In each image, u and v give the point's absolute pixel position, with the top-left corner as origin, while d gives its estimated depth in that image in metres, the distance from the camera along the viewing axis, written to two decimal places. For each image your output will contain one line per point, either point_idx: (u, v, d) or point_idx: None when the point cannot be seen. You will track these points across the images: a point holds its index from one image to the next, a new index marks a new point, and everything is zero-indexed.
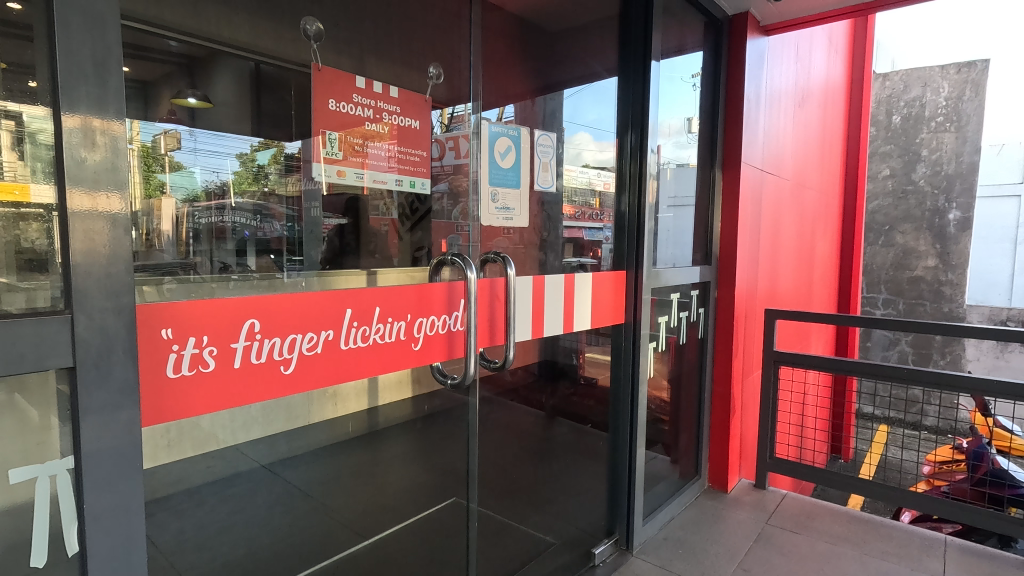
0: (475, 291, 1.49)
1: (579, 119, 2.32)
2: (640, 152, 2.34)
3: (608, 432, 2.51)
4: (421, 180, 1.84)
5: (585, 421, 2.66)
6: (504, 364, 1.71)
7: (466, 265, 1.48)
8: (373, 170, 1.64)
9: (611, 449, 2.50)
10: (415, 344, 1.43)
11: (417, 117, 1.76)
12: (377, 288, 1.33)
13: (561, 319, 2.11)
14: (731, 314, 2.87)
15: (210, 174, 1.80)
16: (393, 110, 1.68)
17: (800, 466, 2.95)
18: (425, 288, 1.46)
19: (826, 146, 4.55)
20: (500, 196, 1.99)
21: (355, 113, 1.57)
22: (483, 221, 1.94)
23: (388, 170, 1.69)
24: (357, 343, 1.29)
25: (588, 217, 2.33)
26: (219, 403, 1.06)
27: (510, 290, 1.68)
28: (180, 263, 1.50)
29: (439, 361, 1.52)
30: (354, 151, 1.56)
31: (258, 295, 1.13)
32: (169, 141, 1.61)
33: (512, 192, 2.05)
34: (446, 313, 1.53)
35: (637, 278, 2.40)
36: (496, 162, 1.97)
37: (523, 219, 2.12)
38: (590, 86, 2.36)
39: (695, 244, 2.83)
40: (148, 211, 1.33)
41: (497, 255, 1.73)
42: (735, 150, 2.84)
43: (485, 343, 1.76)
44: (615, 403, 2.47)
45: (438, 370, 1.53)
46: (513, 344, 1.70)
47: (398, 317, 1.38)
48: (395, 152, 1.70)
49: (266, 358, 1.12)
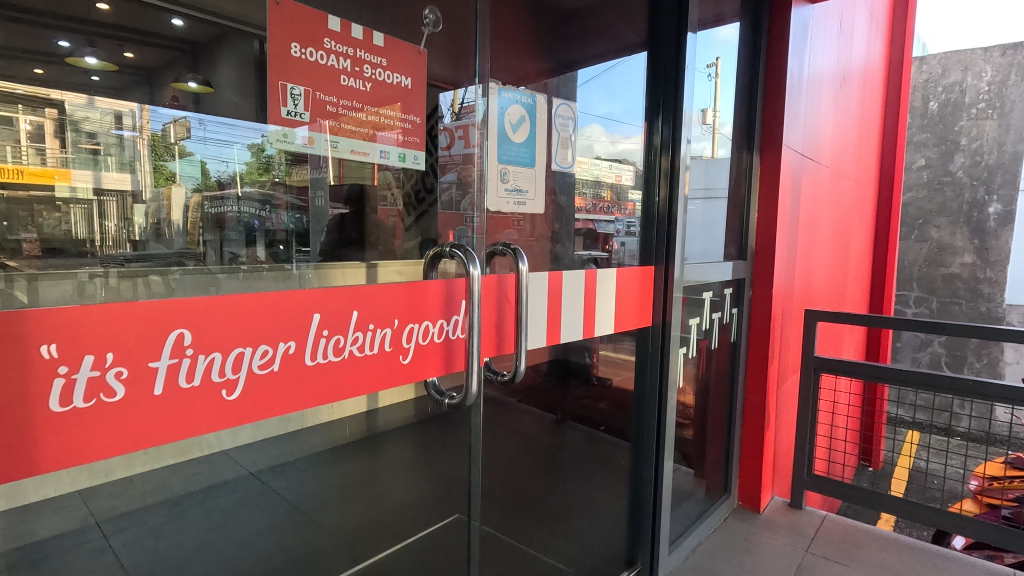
0: (476, 290, 1.21)
1: (592, 110, 1.97)
2: (674, 140, 2.10)
3: (629, 442, 2.28)
4: (413, 153, 1.49)
5: (593, 425, 2.28)
6: (514, 376, 1.44)
7: (454, 249, 1.22)
8: (349, 136, 1.33)
9: (634, 459, 2.29)
10: (403, 356, 1.16)
11: (408, 73, 1.44)
12: (360, 285, 1.06)
13: (581, 322, 1.83)
14: (769, 315, 2.57)
15: (220, 163, 1.26)
16: (379, 62, 1.36)
17: (840, 484, 2.66)
18: (422, 283, 1.20)
19: (865, 131, 4.22)
20: (507, 173, 1.69)
21: (329, 64, 1.26)
22: (489, 199, 1.66)
23: (369, 134, 1.38)
24: (328, 357, 1.01)
25: (600, 208, 1.99)
26: (131, 442, 0.79)
27: (521, 288, 1.41)
28: (117, 234, 1.12)
29: (435, 375, 1.25)
30: (328, 113, 1.27)
31: (192, 296, 0.86)
32: (179, 128, 1.19)
33: (526, 172, 1.75)
34: (444, 318, 1.25)
35: (668, 275, 2.13)
36: (507, 136, 1.68)
37: (537, 204, 1.80)
38: (600, 75, 1.99)
39: (729, 237, 2.53)
40: (155, 205, 1.17)
41: (508, 246, 1.45)
42: (777, 133, 2.53)
43: (492, 353, 1.49)
44: (642, 409, 2.25)
45: (435, 386, 1.26)
46: (525, 353, 1.43)
47: (383, 324, 1.11)
48: (380, 118, 1.38)
49: (202, 380, 0.85)
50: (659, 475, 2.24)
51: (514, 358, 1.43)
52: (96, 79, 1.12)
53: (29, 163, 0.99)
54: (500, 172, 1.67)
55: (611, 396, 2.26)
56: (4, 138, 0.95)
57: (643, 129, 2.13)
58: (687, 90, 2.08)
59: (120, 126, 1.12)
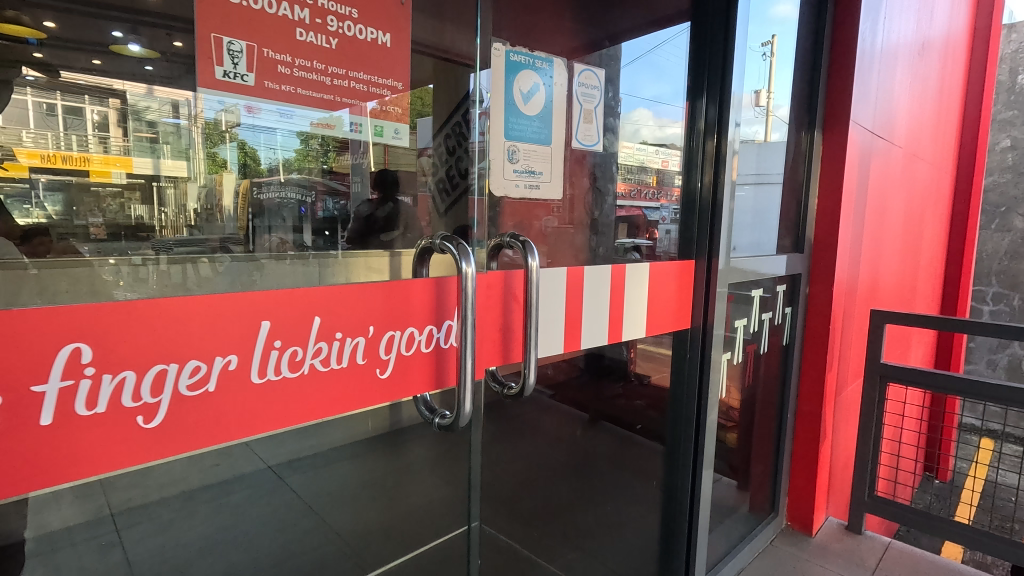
0: (469, 290, 1.06)
1: (638, 92, 1.76)
2: (721, 123, 1.81)
3: (662, 444, 2.04)
4: (391, 125, 1.23)
5: (630, 427, 2.03)
6: (522, 388, 1.26)
7: (447, 245, 1.08)
8: (307, 105, 1.07)
9: (665, 463, 2.05)
10: (378, 370, 1.07)
11: (387, 28, 1.16)
12: (320, 289, 0.99)
13: (607, 325, 1.61)
14: (828, 316, 2.27)
15: (269, 150, 1.06)
16: (349, 14, 1.09)
17: (908, 510, 2.34)
18: (405, 284, 1.11)
19: (945, 108, 3.75)
20: (518, 151, 1.47)
21: (281, 16, 1.00)
22: (502, 175, 1.44)
23: (337, 103, 1.11)
24: (281, 373, 0.95)
25: (643, 195, 1.81)
26: (24, 477, 0.74)
27: (529, 285, 1.24)
28: (174, 221, 0.97)
29: (422, 392, 1.15)
30: (277, 77, 1.02)
31: (99, 309, 0.79)
32: (230, 116, 0.99)
33: (541, 150, 1.52)
34: (431, 325, 1.16)
35: (711, 269, 1.86)
36: (516, 108, 1.45)
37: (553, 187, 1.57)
38: (649, 52, 1.77)
39: (783, 227, 2.24)
40: (208, 190, 1.00)
41: (515, 237, 1.28)
42: (843, 110, 2.21)
43: (497, 362, 1.32)
44: (678, 413, 2.00)
45: (423, 403, 1.14)
46: (534, 362, 1.26)
47: (351, 333, 1.03)
48: (348, 83, 1.12)
49: (110, 406, 0.79)
50: (696, 485, 1.99)
51: (521, 374, 1.25)
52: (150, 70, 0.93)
53: (92, 152, 0.89)
54: (507, 151, 1.44)
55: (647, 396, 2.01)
56: (68, 125, 0.87)
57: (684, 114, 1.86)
58: (736, 70, 1.79)
59: (176, 114, 0.95)
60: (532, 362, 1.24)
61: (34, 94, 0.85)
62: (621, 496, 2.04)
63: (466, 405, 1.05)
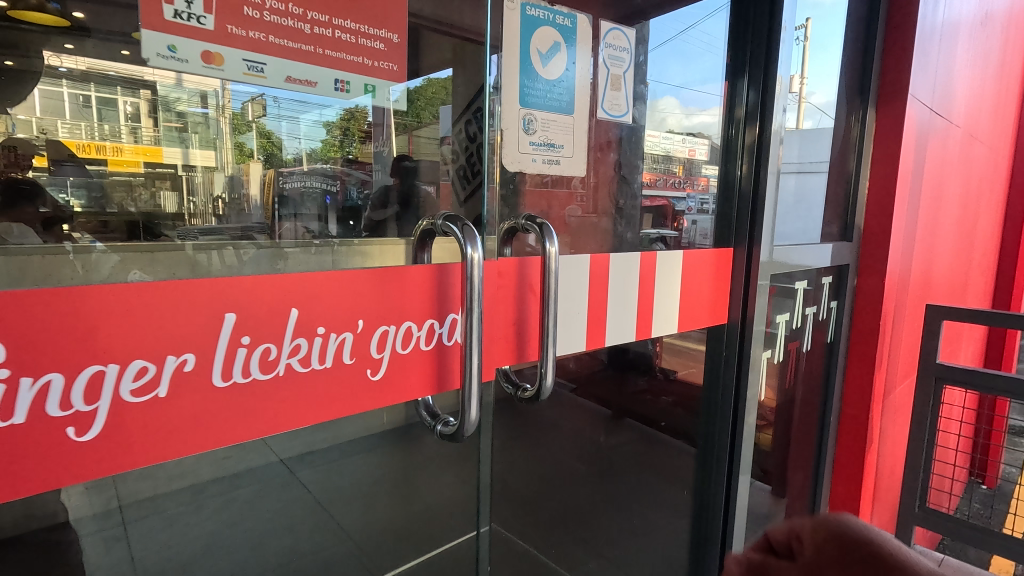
0: (475, 280, 0.92)
1: (665, 78, 1.60)
2: (764, 106, 1.62)
3: (695, 447, 1.83)
4: (387, 84, 1.02)
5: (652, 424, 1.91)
6: (536, 391, 1.12)
7: (452, 228, 0.94)
8: (281, 56, 0.88)
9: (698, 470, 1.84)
10: (369, 371, 0.95)
11: None
12: (300, 275, 0.87)
13: (634, 320, 1.45)
14: (879, 312, 2.07)
15: (290, 141, 1.01)
16: None
17: (963, 524, 2.14)
18: (402, 271, 0.98)
19: (1004, 87, 3.46)
20: (536, 120, 1.28)
21: None
22: (518, 149, 1.26)
23: (318, 55, 0.91)
24: (252, 374, 0.84)
25: (671, 185, 1.67)
26: None
27: (547, 274, 1.09)
28: (201, 209, 0.94)
29: (421, 396, 1.03)
30: (239, 18, 0.83)
31: (27, 300, 0.67)
32: (254, 108, 0.93)
33: (561, 121, 1.33)
34: (434, 319, 1.03)
35: (752, 258, 1.68)
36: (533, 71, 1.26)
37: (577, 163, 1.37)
38: (676, 35, 1.59)
39: (830, 213, 2.04)
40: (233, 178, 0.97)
41: (532, 220, 1.13)
42: (901, 83, 1.98)
43: (510, 361, 1.18)
44: (715, 416, 1.79)
45: (425, 407, 1.02)
46: (552, 361, 1.12)
47: (338, 329, 0.91)
48: (332, 32, 0.92)
49: (30, 414, 0.68)
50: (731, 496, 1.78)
51: (537, 378, 1.11)
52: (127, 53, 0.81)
53: (124, 141, 0.89)
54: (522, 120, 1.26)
55: (675, 391, 1.84)
56: (103, 116, 0.86)
57: (721, 99, 1.69)
58: (783, 54, 1.60)
59: (204, 105, 0.90)
60: (549, 364, 1.10)
61: (70, 85, 0.84)
62: (642, 494, 1.92)
63: (471, 414, 0.93)
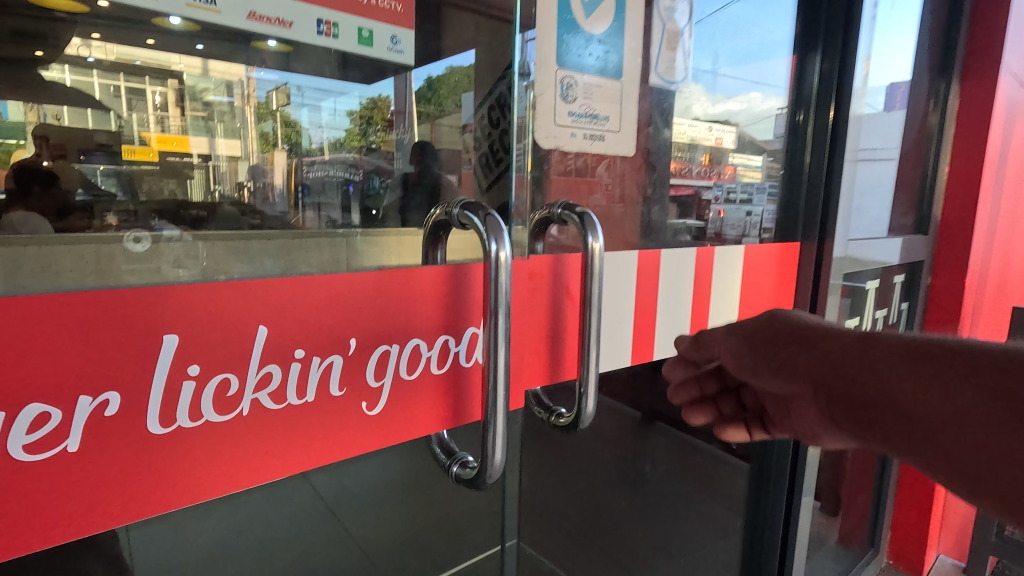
0: (493, 286, 0.74)
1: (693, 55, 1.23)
2: (839, 90, 1.41)
3: (751, 464, 1.68)
4: (386, 29, 0.80)
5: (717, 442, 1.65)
6: (575, 417, 0.94)
7: (471, 218, 0.74)
8: None
9: (752, 489, 1.70)
10: (364, 404, 0.80)
11: None
12: (272, 286, 0.71)
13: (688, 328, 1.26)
14: (958, 315, 1.83)
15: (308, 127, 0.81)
16: None
17: None
18: (406, 278, 0.82)
19: None
20: (576, 84, 1.02)
21: None
22: (554, 120, 1.00)
23: None
24: (202, 417, 0.68)
25: (699, 174, 1.32)
26: None
27: (587, 276, 0.91)
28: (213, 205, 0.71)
29: (433, 433, 0.87)
30: None
31: None
32: (279, 97, 0.75)
33: (605, 87, 1.06)
34: (446, 337, 0.87)
35: (823, 254, 1.47)
36: (571, 28, 1.00)
37: (621, 144, 1.11)
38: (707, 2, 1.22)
39: (903, 203, 1.80)
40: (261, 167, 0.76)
41: (569, 208, 0.94)
42: (992, 51, 1.71)
43: (542, 383, 1.02)
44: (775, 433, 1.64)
45: (439, 442, 0.86)
46: (592, 380, 0.93)
47: (323, 353, 0.76)
48: None
49: None
50: (792, 516, 1.68)
51: (575, 402, 0.93)
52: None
53: (148, 128, 0.67)
54: (559, 82, 0.99)
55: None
56: (132, 106, 0.66)
57: (789, 81, 1.44)
58: (863, 36, 1.38)
59: (229, 93, 0.72)
60: (591, 381, 0.93)
61: (100, 74, 0.64)
62: (690, 517, 1.65)
63: (497, 456, 0.73)
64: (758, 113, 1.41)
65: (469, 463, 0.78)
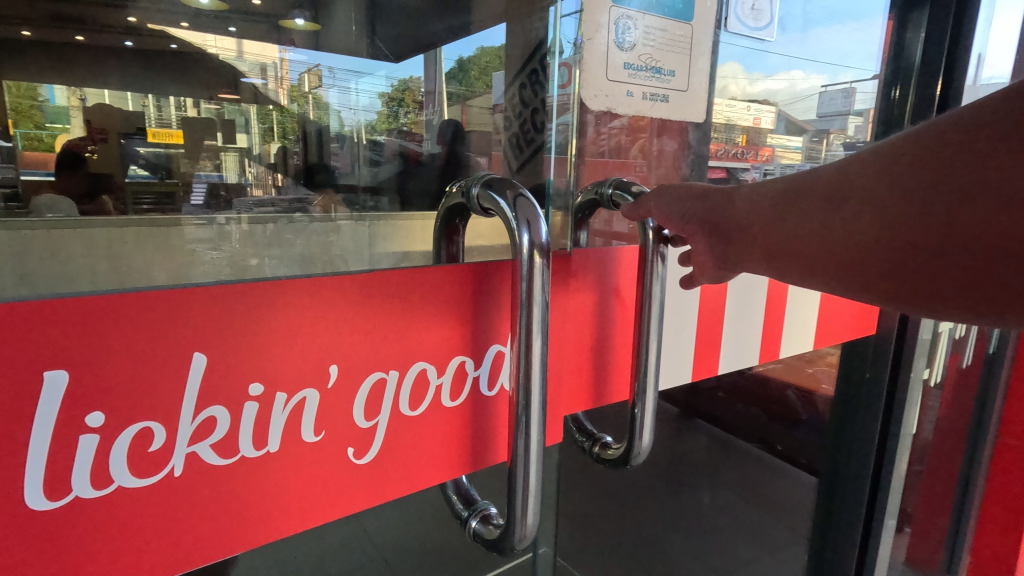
0: (529, 292, 0.55)
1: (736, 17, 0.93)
2: (949, 61, 1.16)
3: (820, 478, 1.40)
4: None
5: (770, 448, 1.37)
6: (626, 448, 0.80)
7: (496, 203, 0.55)
8: None
9: (823, 509, 1.41)
10: (351, 451, 0.58)
11: None
12: (222, 293, 0.49)
13: (759, 341, 1.08)
14: None
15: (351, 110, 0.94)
16: None
17: None
18: (406, 279, 0.58)
19: None
20: (637, 27, 0.79)
21: None
22: (606, 73, 0.79)
23: None
24: (115, 481, 0.47)
25: (732, 157, 1.03)
26: None
27: (650, 282, 0.76)
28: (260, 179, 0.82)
29: (449, 479, 0.66)
30: None
31: None
32: (310, 78, 0.96)
33: (670, 29, 0.83)
34: (468, 361, 0.65)
35: None
36: None
37: (694, 104, 0.90)
38: None
39: None
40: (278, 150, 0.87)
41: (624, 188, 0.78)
42: None
43: (584, 408, 0.85)
44: (855, 444, 1.36)
45: (452, 499, 0.66)
46: (648, 412, 0.79)
47: (295, 387, 0.54)
48: None
49: None
50: (871, 542, 1.39)
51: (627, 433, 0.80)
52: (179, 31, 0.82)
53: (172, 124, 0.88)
54: (614, 21, 0.77)
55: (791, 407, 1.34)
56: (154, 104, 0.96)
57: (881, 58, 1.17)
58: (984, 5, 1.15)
59: (263, 76, 0.98)
60: (648, 408, 0.79)
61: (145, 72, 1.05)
62: (756, 542, 1.37)
63: (530, 518, 0.58)
64: (800, 91, 1.09)
65: (492, 518, 0.63)
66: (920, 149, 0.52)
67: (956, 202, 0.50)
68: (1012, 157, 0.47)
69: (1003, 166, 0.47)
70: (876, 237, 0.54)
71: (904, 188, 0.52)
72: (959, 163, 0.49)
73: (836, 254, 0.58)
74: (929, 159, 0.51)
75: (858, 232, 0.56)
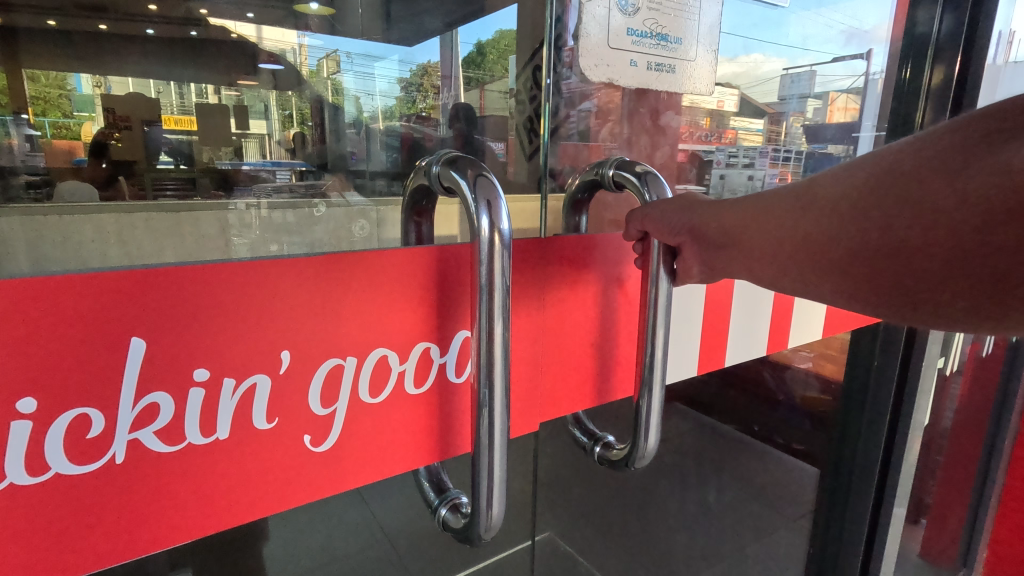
0: (487, 280, 0.53)
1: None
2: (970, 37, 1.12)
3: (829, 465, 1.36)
4: None
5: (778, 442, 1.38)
6: (630, 451, 0.77)
7: (457, 182, 0.53)
8: None
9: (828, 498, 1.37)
10: (308, 438, 0.57)
11: None
12: (162, 277, 0.48)
13: (765, 332, 1.05)
14: None
15: (365, 98, 0.73)
16: None
17: None
18: (366, 262, 0.57)
19: None
20: None
21: None
22: (608, 40, 0.80)
23: None
24: (51, 467, 0.46)
25: (695, 140, 0.96)
26: None
27: (653, 284, 0.72)
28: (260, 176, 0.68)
29: (419, 466, 0.65)
30: None
31: None
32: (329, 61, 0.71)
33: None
34: (436, 347, 0.63)
35: None
36: None
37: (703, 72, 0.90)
38: None
39: None
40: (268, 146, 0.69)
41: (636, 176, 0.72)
42: None
43: (588, 404, 0.85)
44: (862, 431, 1.32)
45: (426, 487, 0.64)
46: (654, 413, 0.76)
47: (244, 373, 0.52)
48: None
49: None
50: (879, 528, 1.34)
51: (633, 431, 0.77)
52: (198, 36, 0.70)
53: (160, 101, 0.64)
54: None
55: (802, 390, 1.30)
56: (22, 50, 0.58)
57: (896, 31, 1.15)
58: None
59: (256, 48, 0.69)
60: (654, 409, 0.76)
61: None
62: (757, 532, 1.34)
63: (495, 507, 0.57)
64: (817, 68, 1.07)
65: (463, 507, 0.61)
66: (878, 168, 0.54)
67: (903, 212, 0.52)
68: (956, 178, 0.50)
69: (944, 184, 0.50)
70: (832, 238, 0.56)
71: (860, 197, 0.54)
72: (913, 181, 0.52)
73: (800, 257, 0.59)
74: (885, 176, 0.54)
75: (824, 233, 0.57)
